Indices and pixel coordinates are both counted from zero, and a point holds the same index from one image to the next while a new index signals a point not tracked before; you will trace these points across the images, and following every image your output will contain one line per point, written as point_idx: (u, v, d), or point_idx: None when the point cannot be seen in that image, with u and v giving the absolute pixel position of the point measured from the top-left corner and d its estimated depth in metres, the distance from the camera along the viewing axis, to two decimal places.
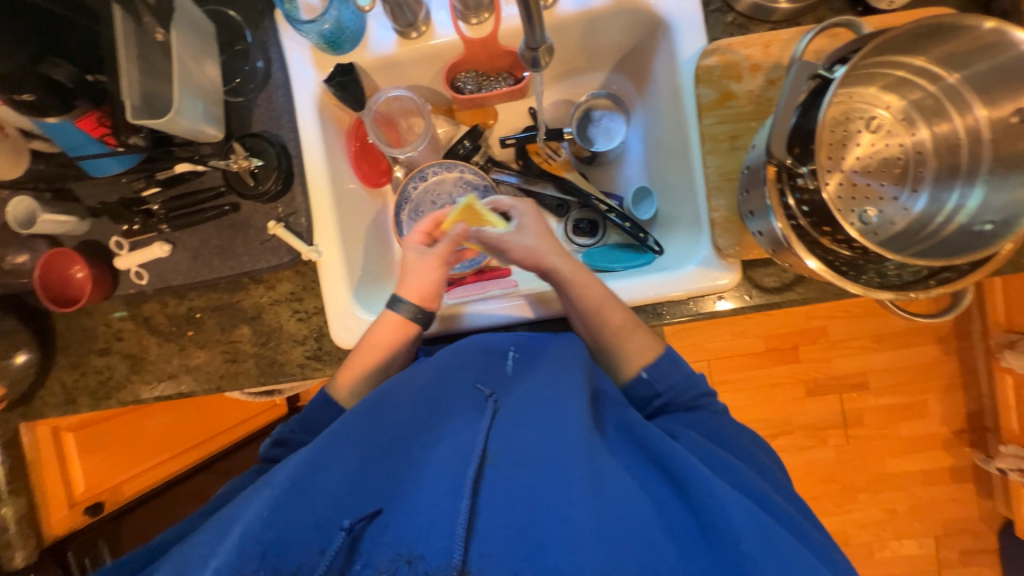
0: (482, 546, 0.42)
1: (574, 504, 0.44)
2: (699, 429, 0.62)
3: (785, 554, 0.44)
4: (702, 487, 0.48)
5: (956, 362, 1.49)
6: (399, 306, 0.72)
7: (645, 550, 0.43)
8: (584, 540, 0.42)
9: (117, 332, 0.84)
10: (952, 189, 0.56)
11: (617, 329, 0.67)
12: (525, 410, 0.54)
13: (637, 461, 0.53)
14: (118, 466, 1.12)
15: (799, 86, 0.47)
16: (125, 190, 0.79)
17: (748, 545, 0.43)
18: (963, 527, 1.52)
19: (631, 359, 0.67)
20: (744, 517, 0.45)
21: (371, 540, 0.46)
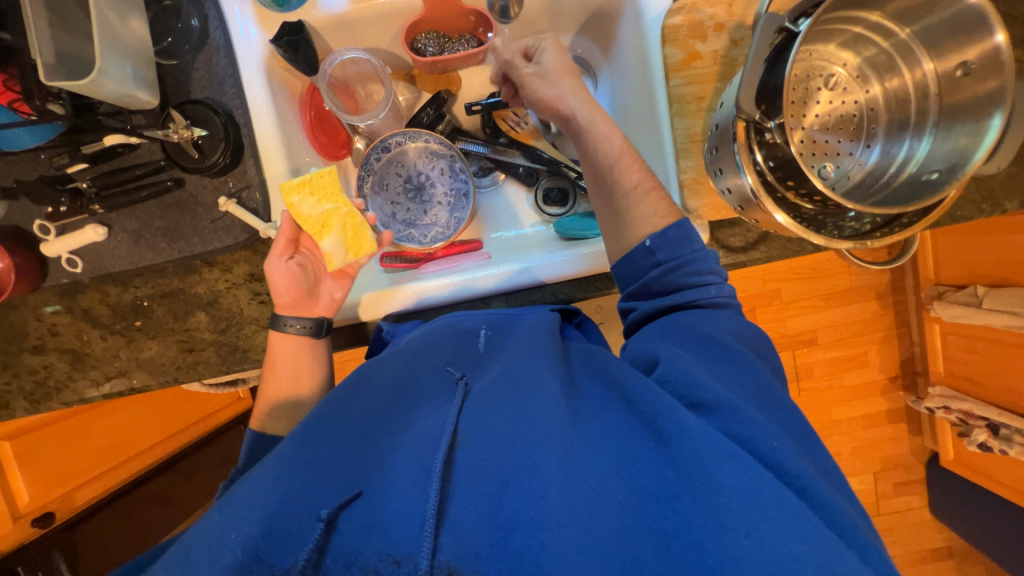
0: (454, 536, 0.39)
1: (542, 481, 0.41)
2: (688, 342, 0.53)
3: (772, 497, 0.38)
4: (684, 438, 0.42)
5: (892, 315, 1.63)
6: (285, 325, 0.70)
7: (621, 518, 0.39)
8: (553, 518, 0.39)
9: (51, 327, 0.76)
10: (902, 142, 0.60)
11: (628, 188, 0.62)
12: (493, 387, 0.50)
13: (615, 414, 0.47)
14: (72, 471, 1.04)
15: (767, 37, 0.49)
16: (46, 167, 0.70)
17: (729, 496, 0.38)
18: (896, 462, 1.70)
19: (640, 225, 0.61)
20: (723, 457, 0.40)
21: (344, 537, 0.41)
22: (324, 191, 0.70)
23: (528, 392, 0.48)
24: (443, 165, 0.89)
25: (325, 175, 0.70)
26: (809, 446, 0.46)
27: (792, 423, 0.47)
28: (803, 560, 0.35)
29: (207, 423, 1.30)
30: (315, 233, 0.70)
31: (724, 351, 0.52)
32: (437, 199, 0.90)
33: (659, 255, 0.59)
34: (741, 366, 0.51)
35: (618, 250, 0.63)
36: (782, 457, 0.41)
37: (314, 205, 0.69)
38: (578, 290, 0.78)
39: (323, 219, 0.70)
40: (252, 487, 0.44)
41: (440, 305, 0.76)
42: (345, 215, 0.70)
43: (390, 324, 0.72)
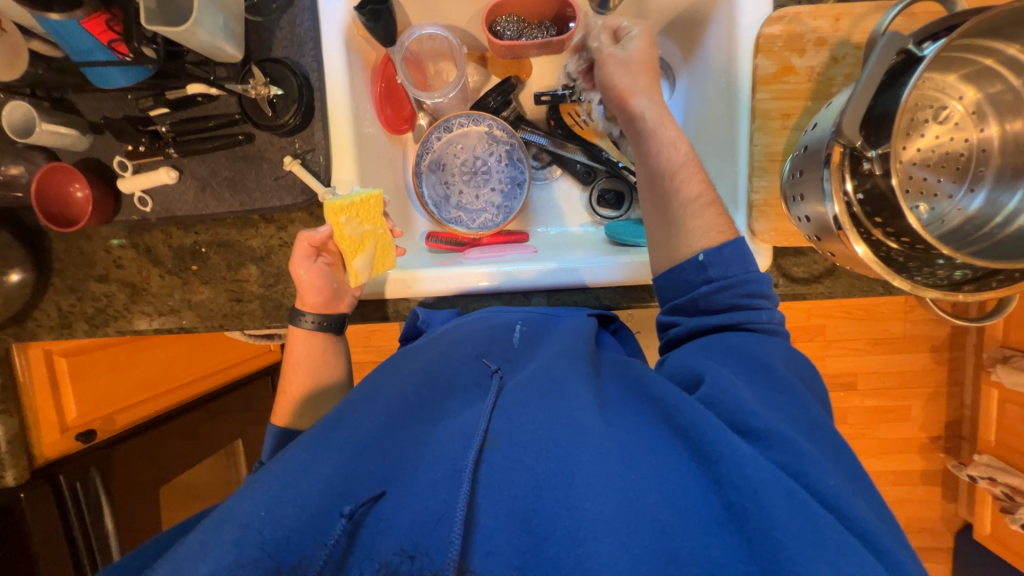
0: (486, 543, 0.38)
1: (578, 492, 0.39)
2: (735, 364, 0.51)
3: (830, 540, 0.36)
4: (732, 463, 0.40)
5: (946, 372, 1.52)
6: (302, 319, 0.72)
7: (663, 538, 0.37)
8: (589, 531, 0.37)
9: (116, 260, 0.81)
10: (1013, 191, 0.54)
11: (687, 199, 0.59)
12: (528, 386, 0.49)
13: (654, 428, 0.46)
14: (113, 396, 1.10)
15: (884, 61, 0.45)
16: (131, 107, 0.73)
17: (783, 532, 0.36)
18: (923, 526, 1.60)
19: (693, 239, 0.58)
20: (777, 489, 0.38)
21: (373, 525, 0.41)
22: (367, 215, 0.70)
23: (564, 398, 0.47)
24: (501, 151, 0.88)
25: (371, 200, 0.71)
26: (864, 491, 0.44)
27: (845, 463, 0.45)
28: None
29: (225, 374, 1.38)
30: (349, 252, 0.69)
31: (774, 378, 0.49)
32: (489, 185, 0.89)
33: (710, 271, 0.56)
34: (794, 398, 0.48)
35: (663, 261, 0.60)
36: (839, 498, 0.40)
37: (356, 227, 0.69)
38: (624, 298, 0.76)
39: (362, 241, 0.70)
40: (280, 471, 0.44)
41: (481, 293, 0.75)
42: (380, 239, 0.72)
43: (424, 312, 0.71)
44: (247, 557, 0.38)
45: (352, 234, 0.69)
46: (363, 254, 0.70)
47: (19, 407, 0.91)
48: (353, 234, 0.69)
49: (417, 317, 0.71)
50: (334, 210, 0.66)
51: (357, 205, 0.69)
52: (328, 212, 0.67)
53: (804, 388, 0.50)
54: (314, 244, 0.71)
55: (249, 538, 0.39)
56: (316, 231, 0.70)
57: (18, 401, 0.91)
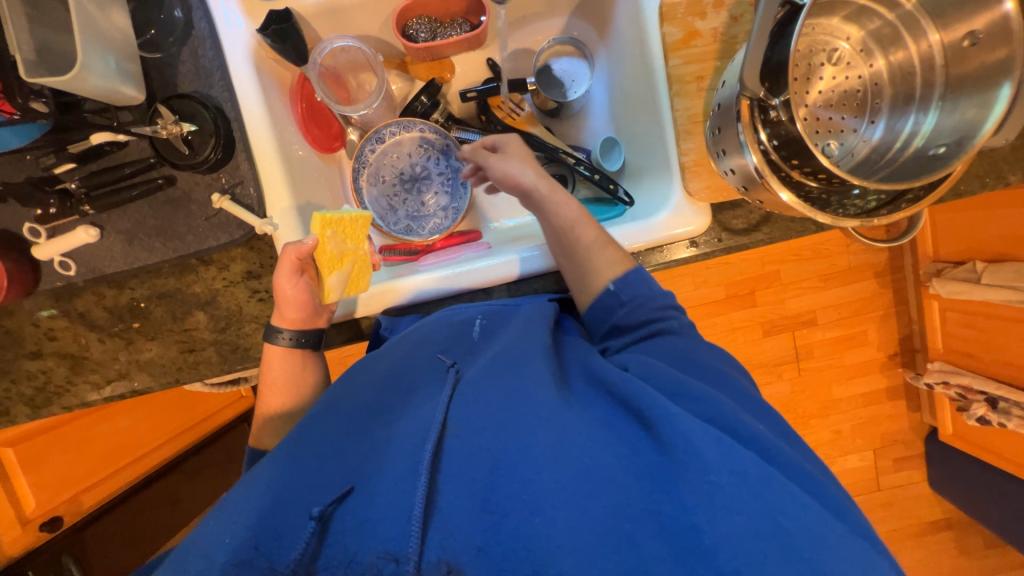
0: (446, 524, 0.39)
1: (533, 465, 0.41)
2: (669, 358, 0.54)
3: (752, 477, 0.39)
4: (668, 422, 0.42)
5: (891, 294, 1.63)
6: (278, 336, 0.69)
7: (615, 496, 0.39)
8: (546, 501, 0.39)
9: (48, 332, 0.75)
10: (907, 116, 0.59)
11: (589, 242, 0.64)
12: (484, 373, 0.50)
13: (603, 404, 0.48)
14: (75, 475, 1.04)
15: (771, 12, 0.47)
16: (32, 168, 0.68)
17: (716, 475, 0.39)
18: (896, 438, 1.71)
19: (602, 271, 0.62)
20: (710, 441, 0.41)
21: (341, 525, 0.41)
22: (351, 234, 0.73)
23: (518, 379, 0.49)
24: (437, 153, 0.87)
25: (358, 222, 0.74)
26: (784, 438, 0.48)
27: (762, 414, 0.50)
28: (786, 529, 0.37)
29: (201, 429, 1.26)
30: (328, 267, 0.69)
31: (698, 368, 0.52)
32: (433, 189, 0.89)
33: (622, 296, 0.60)
34: (710, 376, 0.52)
35: (585, 299, 0.64)
36: (768, 443, 0.43)
37: (339, 243, 0.71)
38: None
39: (343, 258, 0.71)
40: (243, 500, 0.45)
41: (440, 297, 0.75)
42: (360, 260, 0.73)
43: (387, 319, 0.72)
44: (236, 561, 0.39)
45: (336, 249, 0.70)
46: (345, 268, 0.70)
47: None
48: (337, 249, 0.70)
49: (382, 325, 0.72)
50: (324, 222, 0.68)
51: (344, 222, 0.72)
52: (316, 223, 0.69)
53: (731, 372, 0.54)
54: (299, 257, 0.67)
55: (240, 533, 0.40)
56: (302, 242, 0.67)
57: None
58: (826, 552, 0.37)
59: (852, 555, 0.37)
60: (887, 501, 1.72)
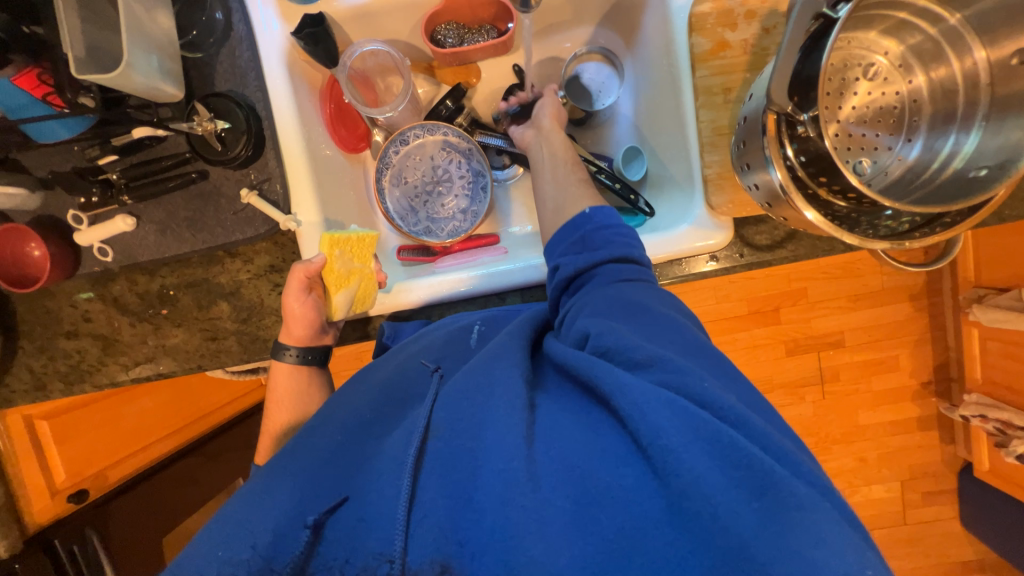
0: (425, 520, 0.39)
1: (500, 456, 0.40)
2: (619, 307, 0.51)
3: (707, 434, 0.37)
4: (622, 394, 0.40)
5: (927, 319, 1.56)
6: (285, 353, 0.71)
7: (582, 480, 0.38)
8: (515, 489, 0.38)
9: (84, 313, 0.79)
10: (947, 136, 0.56)
11: (574, 176, 0.71)
12: (459, 373, 0.50)
13: (571, 393, 0.46)
14: (102, 452, 1.08)
15: (803, 26, 0.46)
16: (79, 158, 0.72)
17: (668, 436, 0.37)
18: (926, 471, 1.63)
19: (579, 200, 0.67)
20: (664, 408, 0.38)
21: (338, 529, 0.41)
22: (359, 252, 0.74)
23: (487, 371, 0.48)
24: (459, 157, 0.89)
25: (366, 240, 0.75)
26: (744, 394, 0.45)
27: (719, 366, 0.46)
28: (740, 483, 0.35)
29: (216, 417, 1.31)
30: (334, 284, 0.70)
31: (652, 316, 0.50)
32: (453, 193, 0.90)
33: (595, 219, 0.63)
34: (665, 325, 0.49)
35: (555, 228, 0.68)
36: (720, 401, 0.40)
37: (347, 261, 0.72)
38: None
39: (350, 276, 0.71)
40: (239, 511, 0.44)
41: (454, 300, 0.75)
42: (367, 278, 0.73)
43: (391, 326, 0.72)
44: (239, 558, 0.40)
45: (343, 268, 0.71)
46: (351, 287, 0.71)
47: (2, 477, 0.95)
48: (343, 268, 0.71)
49: (383, 334, 0.72)
50: (331, 240, 0.70)
51: (351, 242, 0.73)
52: (324, 243, 0.71)
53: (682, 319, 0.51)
54: (307, 275, 0.69)
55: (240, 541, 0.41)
56: (311, 261, 0.70)
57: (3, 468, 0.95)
58: (790, 509, 0.34)
59: (817, 506, 0.35)
60: (913, 537, 1.63)
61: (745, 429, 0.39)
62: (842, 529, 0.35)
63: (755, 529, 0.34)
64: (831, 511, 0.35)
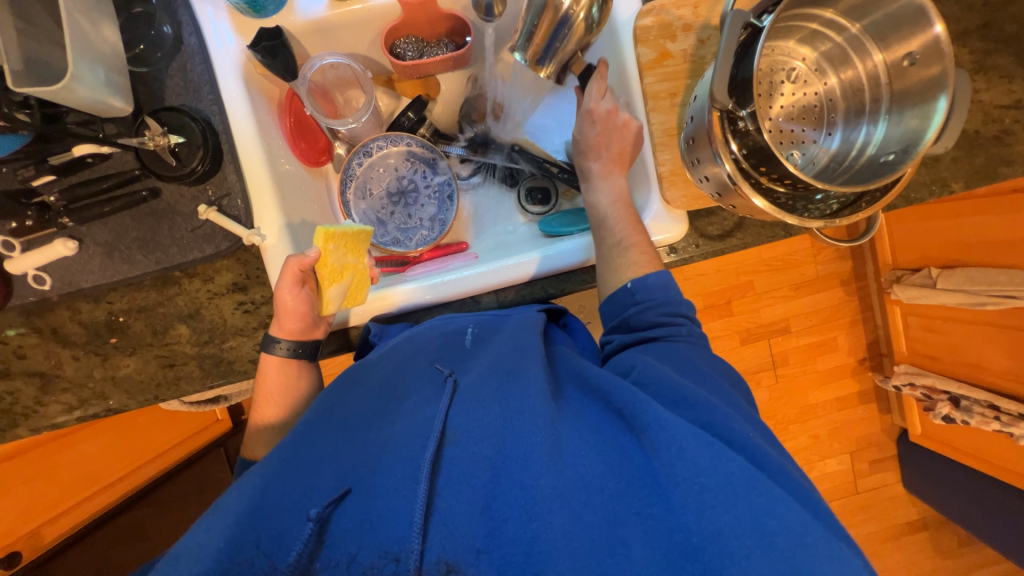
0: (446, 525, 0.43)
1: (531, 471, 0.45)
2: (669, 360, 0.58)
3: (739, 481, 0.42)
4: (659, 427, 0.46)
5: (857, 301, 1.72)
6: (275, 346, 0.69)
7: (612, 502, 0.43)
8: (544, 505, 0.43)
9: (17, 349, 0.72)
10: (859, 127, 0.64)
11: (616, 242, 0.69)
12: (482, 383, 0.54)
13: (599, 414, 0.52)
14: (35, 510, 0.99)
15: (735, 34, 0.52)
16: (8, 180, 0.66)
17: (705, 477, 0.43)
18: (870, 441, 1.77)
19: (623, 271, 0.67)
20: (697, 445, 0.44)
21: (338, 524, 0.45)
22: (353, 247, 0.72)
23: (517, 389, 0.52)
24: (425, 168, 0.90)
25: (359, 236, 0.73)
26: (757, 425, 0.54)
27: (756, 425, 0.54)
28: (776, 533, 0.40)
29: (171, 456, 1.21)
30: (327, 279, 0.69)
31: (697, 373, 0.56)
32: (420, 202, 0.90)
33: (637, 296, 0.65)
34: (705, 381, 0.55)
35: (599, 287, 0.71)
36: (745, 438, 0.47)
37: (341, 256, 0.70)
38: (569, 283, 0.78)
39: (344, 270, 0.70)
40: (237, 504, 0.47)
41: (430, 306, 0.76)
42: (360, 273, 0.73)
43: (377, 325, 0.73)
44: (240, 556, 0.42)
45: (338, 262, 0.70)
46: (343, 280, 0.70)
47: None
48: (339, 262, 0.70)
49: (370, 331, 0.73)
50: (327, 236, 0.67)
51: (346, 235, 0.70)
52: (319, 237, 0.67)
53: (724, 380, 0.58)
54: (301, 269, 0.67)
55: (236, 537, 0.43)
56: (305, 255, 0.67)
57: None
58: (808, 551, 0.40)
59: (834, 554, 0.40)
60: (866, 504, 1.77)
61: (779, 478, 0.46)
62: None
63: (772, 562, 0.39)
64: (849, 561, 0.40)
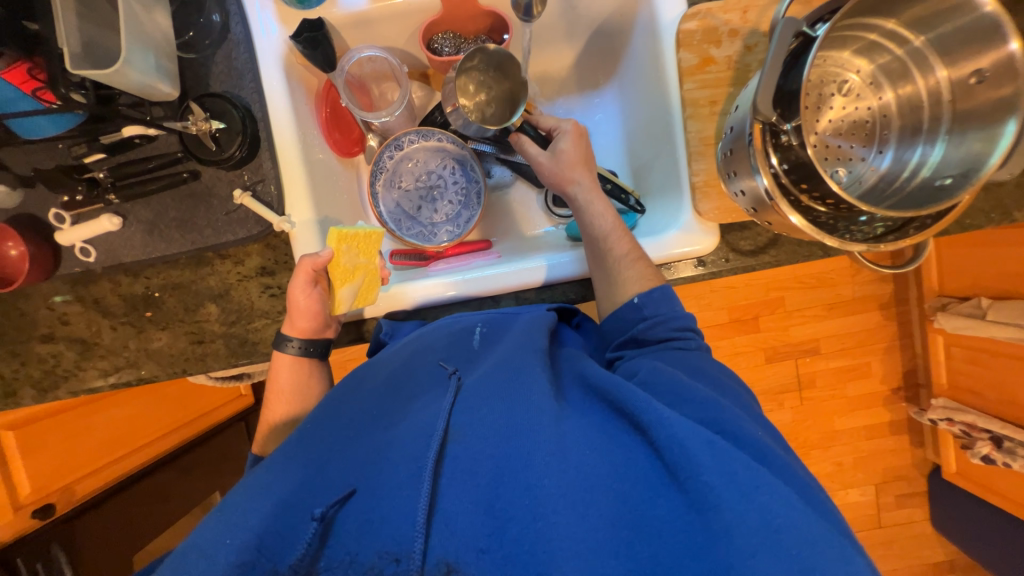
0: (448, 526, 0.43)
1: (535, 471, 0.45)
2: (679, 365, 0.59)
3: (743, 478, 0.42)
4: (661, 426, 0.45)
5: (895, 326, 1.63)
6: (286, 344, 0.70)
7: (617, 504, 0.43)
8: (547, 505, 0.43)
9: (62, 316, 0.76)
10: (914, 148, 0.60)
11: (619, 255, 0.68)
12: (484, 381, 0.54)
13: (602, 413, 0.51)
14: (71, 464, 1.02)
15: (785, 44, 0.49)
16: (63, 157, 0.70)
17: (709, 475, 0.42)
18: (898, 474, 1.68)
19: (629, 286, 0.67)
20: (699, 442, 0.44)
21: (343, 522, 0.46)
22: (365, 248, 0.75)
23: (520, 385, 0.52)
24: (454, 164, 0.90)
25: (372, 237, 0.77)
26: (758, 421, 0.54)
27: (764, 426, 0.55)
28: (783, 528, 0.40)
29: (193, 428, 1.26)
30: (339, 279, 0.71)
31: (708, 378, 0.57)
32: (447, 198, 0.91)
33: (646, 311, 0.64)
34: (715, 384, 0.56)
35: (608, 305, 0.69)
36: (742, 433, 0.48)
37: (353, 257, 0.73)
38: (590, 289, 0.78)
39: (355, 270, 0.73)
40: (245, 502, 0.47)
41: (450, 303, 0.77)
42: (371, 273, 0.75)
43: (388, 323, 0.74)
44: (244, 559, 0.43)
45: (347, 264, 0.72)
46: (349, 282, 0.71)
47: None
48: (347, 264, 0.72)
49: (382, 330, 0.72)
50: (340, 236, 0.71)
51: (354, 239, 0.74)
52: (332, 237, 0.71)
53: (727, 376, 0.60)
54: (315, 269, 0.70)
55: (229, 535, 0.44)
56: (318, 255, 0.70)
57: None
58: (811, 548, 0.39)
59: (840, 553, 0.40)
60: (887, 539, 1.69)
61: (784, 476, 0.46)
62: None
63: (782, 560, 0.39)
64: (847, 555, 0.40)
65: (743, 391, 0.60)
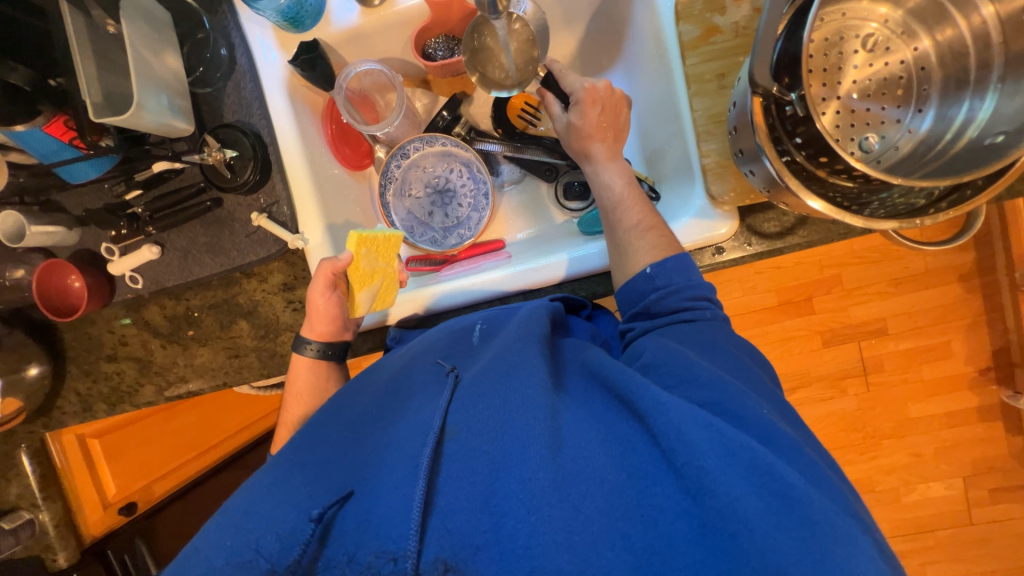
0: (444, 523, 0.44)
1: (529, 465, 0.44)
2: (688, 340, 0.55)
3: (744, 460, 0.41)
4: (658, 412, 0.44)
5: (980, 300, 1.43)
6: (305, 347, 0.74)
7: (612, 496, 0.42)
8: (541, 498, 0.42)
9: (121, 337, 0.85)
10: (960, 103, 0.54)
11: (630, 226, 0.66)
12: (481, 377, 0.53)
13: (603, 403, 0.51)
14: (148, 468, 1.16)
15: (779, 8, 0.44)
16: (109, 195, 0.77)
17: (706, 460, 0.41)
18: (991, 465, 1.49)
19: (640, 256, 0.63)
20: (697, 428, 0.43)
21: (342, 522, 0.47)
22: (385, 252, 0.75)
23: (516, 376, 0.52)
24: (460, 166, 0.90)
25: (392, 241, 0.76)
26: (775, 404, 0.51)
27: (779, 407, 0.51)
28: (792, 498, 0.39)
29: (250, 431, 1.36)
30: (358, 283, 0.72)
31: (719, 351, 0.54)
32: (457, 201, 0.91)
33: (658, 281, 0.60)
34: (729, 358, 0.53)
35: (621, 278, 0.66)
36: (754, 419, 0.45)
37: (372, 260, 0.74)
38: (600, 286, 0.75)
39: (373, 275, 0.74)
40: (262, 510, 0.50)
41: (461, 309, 0.77)
42: (389, 277, 0.75)
43: (397, 331, 0.77)
44: (244, 559, 0.46)
45: (366, 268, 0.73)
46: (365, 285, 0.73)
47: (63, 492, 0.95)
48: (366, 267, 0.73)
49: (389, 336, 0.77)
50: (359, 241, 0.71)
51: (374, 242, 0.74)
52: (352, 241, 0.71)
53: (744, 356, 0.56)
54: (334, 273, 0.71)
55: (239, 537, 0.48)
56: (338, 259, 0.71)
57: (61, 486, 0.95)
58: (815, 529, 0.38)
59: (846, 533, 0.39)
60: (981, 538, 1.51)
61: (794, 456, 0.43)
62: (874, 562, 0.39)
63: (784, 541, 0.38)
64: (852, 533, 0.39)
65: (759, 370, 0.56)
